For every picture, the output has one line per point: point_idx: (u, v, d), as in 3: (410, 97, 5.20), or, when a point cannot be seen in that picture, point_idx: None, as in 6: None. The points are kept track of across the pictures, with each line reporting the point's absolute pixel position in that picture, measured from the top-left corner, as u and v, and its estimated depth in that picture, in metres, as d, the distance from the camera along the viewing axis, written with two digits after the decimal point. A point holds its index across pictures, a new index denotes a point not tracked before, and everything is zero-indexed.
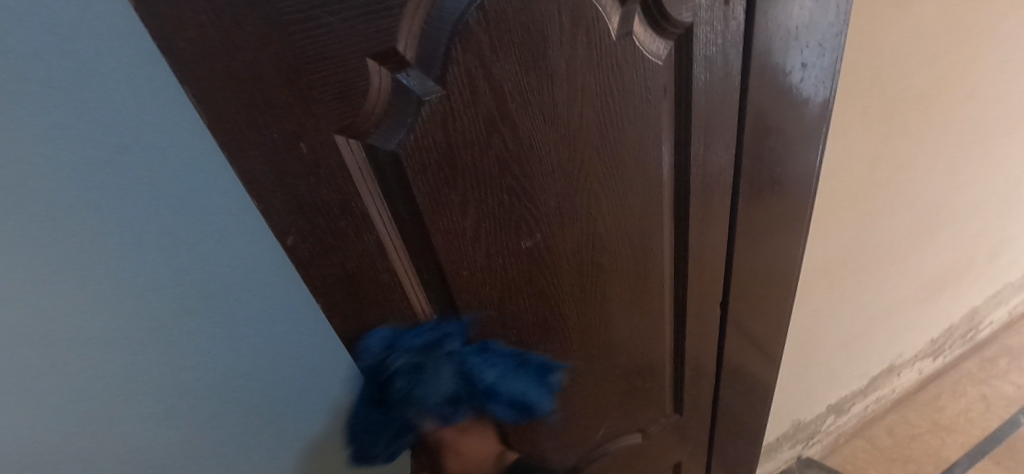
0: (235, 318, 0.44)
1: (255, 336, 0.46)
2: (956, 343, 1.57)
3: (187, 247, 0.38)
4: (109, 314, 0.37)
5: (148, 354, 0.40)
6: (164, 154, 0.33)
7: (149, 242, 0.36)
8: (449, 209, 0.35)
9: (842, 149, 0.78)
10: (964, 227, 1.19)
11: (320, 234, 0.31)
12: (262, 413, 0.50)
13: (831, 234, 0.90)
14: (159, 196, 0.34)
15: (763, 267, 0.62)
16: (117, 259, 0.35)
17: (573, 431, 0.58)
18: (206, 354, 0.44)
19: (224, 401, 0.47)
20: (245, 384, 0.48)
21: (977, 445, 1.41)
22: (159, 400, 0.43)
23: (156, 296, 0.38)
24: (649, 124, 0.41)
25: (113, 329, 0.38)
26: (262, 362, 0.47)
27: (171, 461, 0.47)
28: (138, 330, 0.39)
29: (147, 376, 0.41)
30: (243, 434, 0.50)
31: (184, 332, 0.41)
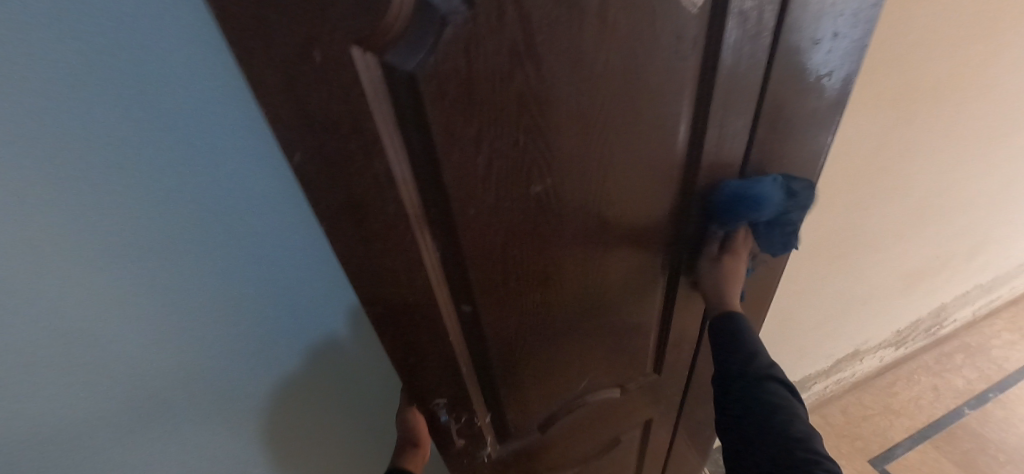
0: (232, 239, 0.43)
1: (251, 257, 0.45)
2: (919, 336, 1.63)
3: (187, 160, 0.37)
4: (102, 215, 0.37)
5: (143, 259, 0.41)
6: (167, 55, 0.31)
7: (147, 147, 0.35)
8: (464, 143, 0.33)
9: (851, 132, 0.76)
10: (949, 224, 1.20)
11: (328, 153, 0.30)
12: (258, 334, 0.51)
13: (824, 218, 0.90)
14: (158, 101, 0.33)
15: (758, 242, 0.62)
16: (114, 160, 0.35)
17: (558, 381, 0.59)
18: (203, 268, 0.44)
19: (220, 316, 0.48)
20: (242, 303, 0.48)
21: (920, 430, 1.51)
22: (156, 302, 0.44)
23: (154, 204, 0.38)
24: (673, 79, 0.39)
25: (107, 230, 0.38)
26: (257, 283, 0.47)
27: (168, 361, 0.49)
28: (133, 234, 0.39)
29: (143, 280, 0.42)
30: (239, 351, 0.52)
31: (180, 244, 0.41)
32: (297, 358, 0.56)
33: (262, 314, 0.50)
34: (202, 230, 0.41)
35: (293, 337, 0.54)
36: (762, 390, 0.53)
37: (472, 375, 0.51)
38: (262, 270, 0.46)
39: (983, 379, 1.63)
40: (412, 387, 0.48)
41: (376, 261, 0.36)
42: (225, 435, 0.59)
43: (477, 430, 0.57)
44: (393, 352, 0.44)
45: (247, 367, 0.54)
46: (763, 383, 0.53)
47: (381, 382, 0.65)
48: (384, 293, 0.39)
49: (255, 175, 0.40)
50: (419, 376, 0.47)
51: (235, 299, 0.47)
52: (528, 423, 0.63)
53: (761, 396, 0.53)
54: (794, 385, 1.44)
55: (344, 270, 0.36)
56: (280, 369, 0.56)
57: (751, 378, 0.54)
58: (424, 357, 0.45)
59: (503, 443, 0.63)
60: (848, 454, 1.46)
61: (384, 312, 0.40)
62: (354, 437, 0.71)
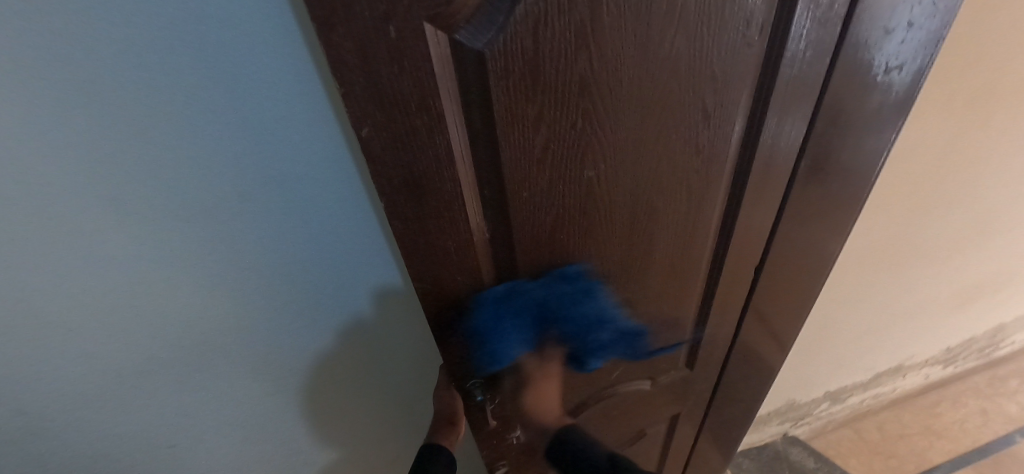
0: (286, 211, 0.44)
1: (302, 230, 0.46)
2: (971, 356, 1.55)
3: (251, 132, 0.38)
4: (176, 182, 0.39)
5: (208, 227, 0.43)
6: (243, 28, 0.33)
7: (217, 118, 0.36)
8: (523, 124, 0.33)
9: (916, 134, 0.72)
10: (1012, 239, 1.14)
11: (394, 130, 0.30)
12: (304, 305, 0.53)
13: (877, 224, 0.86)
14: (229, 72, 0.34)
15: (805, 242, 0.60)
16: (185, 128, 0.36)
17: (589, 369, 0.60)
18: (257, 238, 0.45)
19: (270, 285, 0.50)
20: (291, 275, 0.49)
21: (962, 454, 1.44)
22: (217, 270, 0.46)
23: (218, 173, 0.39)
24: (736, 67, 0.38)
25: (178, 197, 0.40)
26: (307, 257, 0.49)
27: (224, 324, 0.51)
28: (202, 204, 0.41)
29: (207, 247, 0.44)
30: (286, 320, 0.54)
31: (237, 213, 0.43)
32: (339, 332, 0.58)
33: (309, 286, 0.51)
34: (259, 201, 0.42)
35: (341, 312, 0.56)
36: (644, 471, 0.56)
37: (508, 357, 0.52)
38: (311, 243, 0.48)
39: None
40: (453, 365, 0.49)
41: (429, 238, 0.37)
42: (267, 398, 0.62)
43: (508, 412, 0.58)
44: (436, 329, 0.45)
45: (292, 335, 0.56)
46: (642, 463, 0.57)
47: (415, 359, 0.66)
48: (434, 271, 0.40)
49: (313, 149, 0.41)
50: (460, 356, 0.48)
51: (284, 270, 0.49)
52: (557, 408, 0.63)
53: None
54: (828, 396, 1.39)
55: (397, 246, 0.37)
56: (322, 341, 0.58)
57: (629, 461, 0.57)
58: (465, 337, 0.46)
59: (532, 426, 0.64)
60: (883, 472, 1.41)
61: (432, 289, 0.41)
62: (385, 411, 0.73)
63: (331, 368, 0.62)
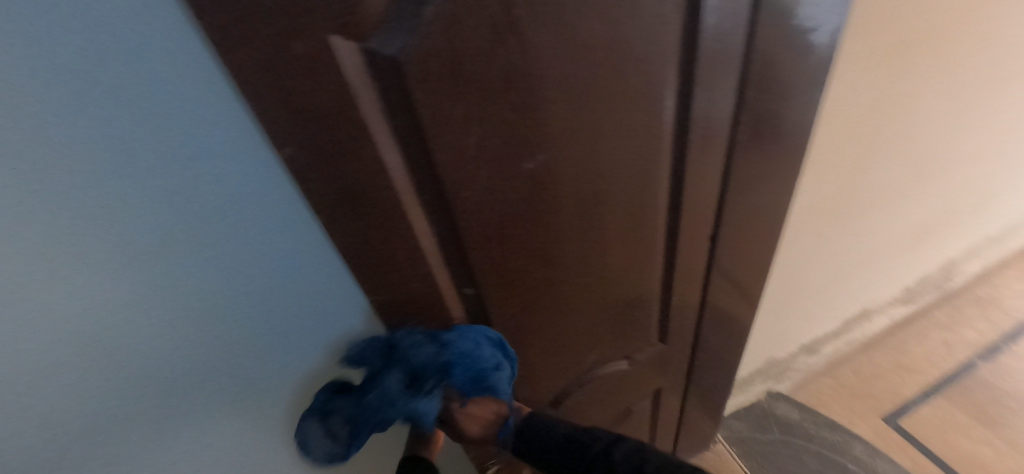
0: (227, 268, 0.38)
1: (250, 288, 0.41)
2: (929, 292, 1.64)
3: (165, 184, 0.32)
4: (117, 276, 0.34)
5: (164, 319, 0.38)
6: (139, 66, 0.27)
7: (151, 190, 0.32)
8: (453, 125, 0.33)
9: (846, 90, 0.76)
10: (950, 178, 1.21)
11: (319, 147, 0.30)
12: (268, 373, 0.47)
13: (824, 179, 0.90)
14: (126, 119, 0.29)
15: (754, 206, 0.62)
16: (124, 212, 0.32)
17: (563, 358, 0.60)
18: (196, 308, 0.39)
19: (223, 361, 0.43)
20: (247, 342, 0.43)
21: (931, 384, 1.53)
22: (180, 367, 0.41)
23: (136, 242, 0.33)
24: (659, 45, 0.39)
25: (123, 292, 0.35)
26: (263, 316, 0.43)
27: (197, 428, 0.45)
28: (154, 293, 0.36)
29: (168, 343, 0.39)
30: (248, 398, 0.47)
31: (170, 282, 0.36)
32: None
33: (271, 349, 0.45)
34: (193, 264, 0.36)
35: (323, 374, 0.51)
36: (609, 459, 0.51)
37: None
38: (263, 300, 0.42)
39: (993, 331, 1.64)
40: None
41: (376, 250, 0.37)
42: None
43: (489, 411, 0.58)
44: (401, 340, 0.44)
45: (259, 413, 0.48)
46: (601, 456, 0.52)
47: None
48: (387, 282, 0.39)
49: (247, 191, 0.36)
50: None
51: (240, 338, 0.43)
52: (537, 399, 0.64)
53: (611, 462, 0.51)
54: (804, 348, 1.44)
55: (345, 262, 0.37)
56: None
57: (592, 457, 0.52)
58: None
59: None
60: (863, 413, 1.49)
61: (388, 300, 0.41)
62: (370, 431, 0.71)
63: None
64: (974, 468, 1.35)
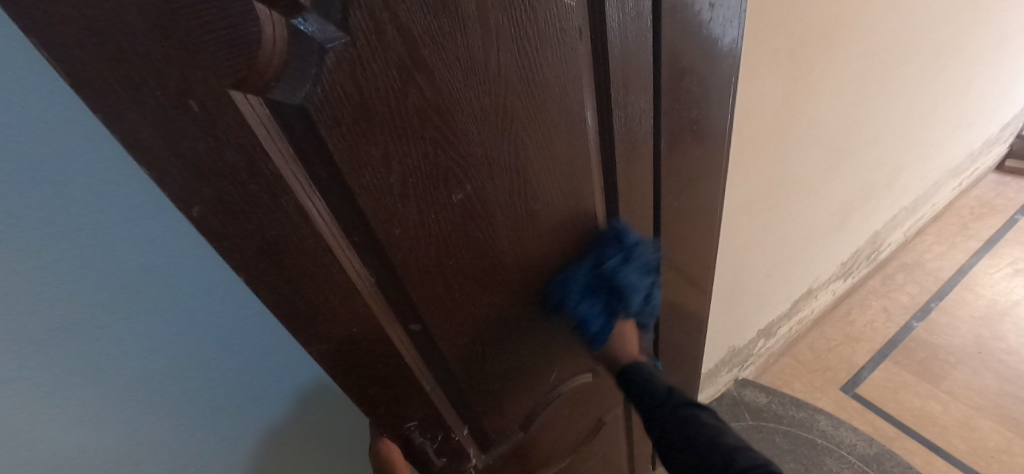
0: (150, 318, 0.45)
1: (173, 333, 0.47)
2: (862, 264, 1.77)
3: (88, 252, 0.39)
4: (76, 300, 0.40)
5: (119, 335, 0.44)
6: (53, 163, 0.34)
7: (99, 226, 0.38)
8: (372, 165, 0.33)
9: (756, 90, 0.83)
10: (862, 159, 1.33)
11: (230, 203, 0.29)
12: (206, 405, 0.53)
13: (752, 173, 0.97)
14: (49, 204, 0.35)
15: (688, 206, 0.66)
16: (78, 245, 0.38)
17: (524, 379, 0.60)
18: (121, 358, 0.45)
19: (157, 400, 0.49)
20: (176, 381, 0.49)
21: (878, 350, 1.64)
22: (138, 376, 0.47)
23: (65, 308, 0.40)
24: (569, 69, 0.41)
25: (80, 314, 0.41)
26: (188, 356, 0.49)
27: (158, 430, 0.51)
28: (109, 314, 0.42)
29: (124, 357, 0.45)
30: (191, 427, 0.53)
31: (94, 341, 0.43)
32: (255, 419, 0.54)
33: (203, 385, 0.51)
34: (117, 320, 0.43)
35: (274, 381, 0.56)
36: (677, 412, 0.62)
37: (438, 391, 0.51)
38: (186, 344, 0.48)
39: (923, 292, 1.79)
40: (381, 418, 0.47)
41: (309, 299, 0.36)
42: None
43: (458, 445, 0.57)
44: (350, 387, 0.43)
45: (204, 440, 0.55)
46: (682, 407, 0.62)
47: None
48: (325, 331, 0.38)
49: (159, 251, 0.42)
50: (387, 404, 0.46)
51: (168, 379, 0.49)
52: (507, 425, 0.62)
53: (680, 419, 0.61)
54: (761, 333, 1.51)
55: (277, 316, 0.36)
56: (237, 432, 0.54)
57: (669, 411, 0.62)
58: (384, 385, 0.45)
59: (487, 451, 0.63)
60: (823, 386, 1.57)
61: (331, 351, 0.39)
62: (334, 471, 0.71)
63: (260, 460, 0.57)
64: (925, 422, 1.45)
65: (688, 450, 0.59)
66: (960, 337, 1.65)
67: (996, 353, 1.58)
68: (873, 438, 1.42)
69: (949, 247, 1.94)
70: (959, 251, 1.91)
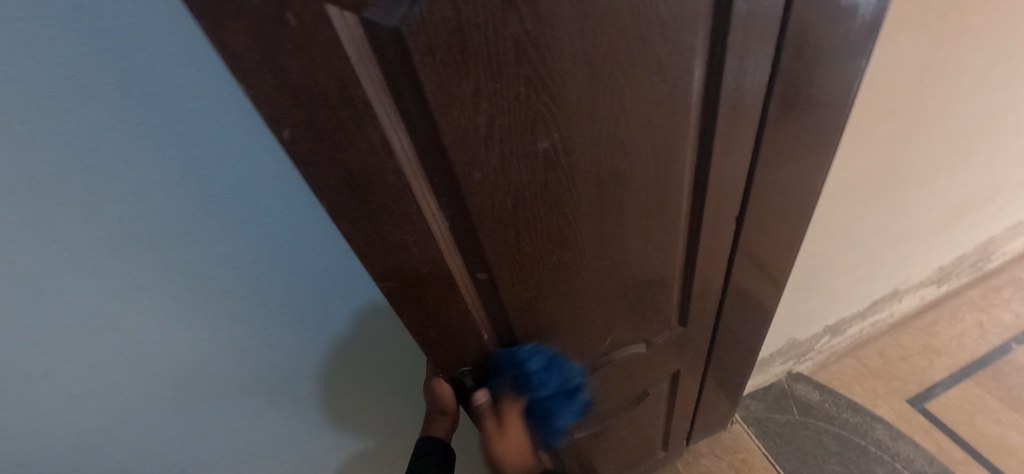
0: (231, 230, 0.48)
1: (250, 247, 0.50)
2: (964, 271, 1.56)
3: (180, 165, 0.41)
4: (174, 206, 0.44)
5: (210, 241, 0.48)
6: (148, 71, 0.35)
7: (194, 139, 0.40)
8: (461, 102, 0.31)
9: (890, 56, 0.70)
10: (997, 151, 1.13)
11: (319, 127, 0.28)
12: (277, 315, 0.58)
13: (859, 154, 0.85)
14: (146, 113, 0.37)
15: (783, 184, 0.59)
16: (176, 155, 0.41)
17: (577, 342, 0.59)
18: (207, 262, 0.49)
19: (235, 304, 0.54)
20: (252, 290, 0.54)
21: (961, 367, 1.48)
22: (221, 279, 0.51)
23: (162, 213, 0.44)
24: (687, 7, 0.35)
25: (178, 219, 0.45)
26: (263, 270, 0.53)
27: (238, 327, 0.57)
28: (202, 222, 0.46)
29: (212, 261, 0.49)
30: (264, 331, 0.59)
31: (189, 243, 0.47)
32: (321, 323, 0.61)
33: (274, 297, 0.56)
34: (206, 230, 0.47)
35: (339, 304, 0.60)
36: None
37: (494, 342, 0.51)
38: (261, 258, 0.51)
39: None
40: (438, 359, 0.48)
41: (385, 237, 0.35)
42: (264, 392, 0.66)
43: None
44: (413, 325, 0.43)
45: (273, 344, 0.61)
46: None
47: None
48: (396, 268, 0.38)
49: (245, 170, 0.44)
50: (444, 346, 0.47)
51: (245, 287, 0.53)
52: None
53: None
54: (827, 329, 1.40)
55: (354, 249, 0.36)
56: (306, 331, 0.61)
57: None
58: (445, 329, 0.45)
59: None
60: (887, 395, 1.45)
61: (401, 289, 0.40)
62: (383, 391, 0.76)
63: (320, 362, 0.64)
64: (1002, 453, 1.32)
65: None
66: None
67: None
68: (935, 457, 1.32)
69: None
70: None
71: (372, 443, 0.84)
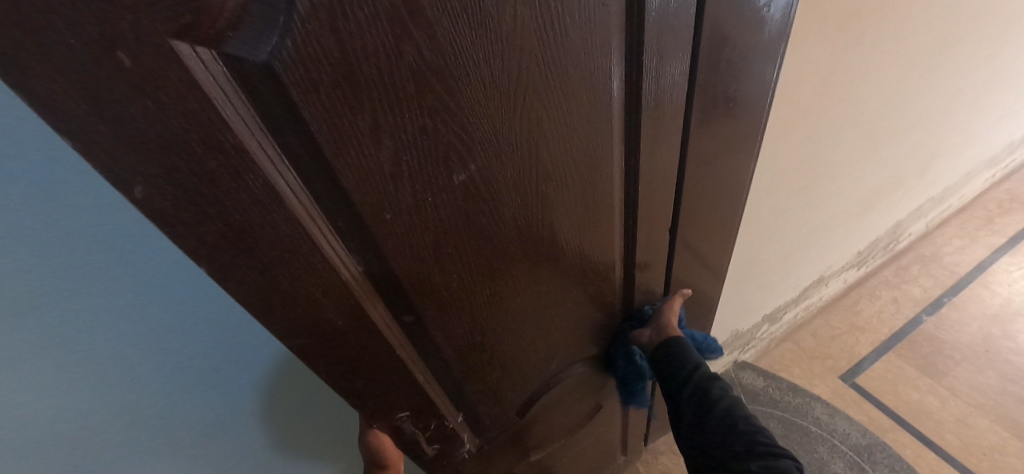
0: (100, 281, 0.44)
1: (127, 297, 0.46)
2: (878, 253, 1.71)
3: (13, 216, 0.37)
4: (67, 267, 0.41)
5: (110, 300, 0.45)
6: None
7: (90, 188, 0.39)
8: (358, 139, 0.28)
9: (798, 63, 0.74)
10: (898, 143, 1.24)
11: (183, 179, 0.24)
12: (175, 367, 0.53)
13: (779, 153, 0.90)
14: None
15: (711, 190, 0.60)
16: (70, 205, 0.39)
17: (523, 368, 0.57)
18: (73, 322, 0.45)
19: (117, 364, 0.49)
20: (142, 345, 0.50)
21: (882, 342, 1.62)
22: (129, 337, 0.48)
23: (19, 274, 0.40)
24: (595, 29, 0.34)
25: (68, 281, 0.42)
26: (149, 321, 0.48)
27: (152, 386, 0.53)
28: (102, 282, 0.44)
29: (114, 320, 0.47)
30: (161, 387, 0.54)
31: (89, 305, 0.44)
32: (252, 369, 0.59)
33: (191, 351, 0.53)
34: (105, 289, 0.44)
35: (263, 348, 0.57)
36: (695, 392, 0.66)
37: (432, 382, 0.48)
38: (144, 308, 0.47)
39: (937, 286, 1.74)
40: (368, 409, 0.44)
41: (285, 292, 0.32)
42: (191, 452, 0.62)
43: (451, 432, 0.54)
44: (333, 379, 0.39)
45: (195, 399, 0.57)
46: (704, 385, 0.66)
47: None
48: (304, 322, 0.34)
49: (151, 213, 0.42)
50: (375, 395, 0.43)
51: (138, 343, 0.49)
52: (503, 414, 0.61)
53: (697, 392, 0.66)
54: (766, 318, 1.48)
55: (249, 309, 0.32)
56: (233, 380, 0.58)
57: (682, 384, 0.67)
58: (373, 378, 0.42)
59: (482, 436, 0.62)
60: (822, 373, 1.55)
61: (312, 344, 0.36)
62: (326, 424, 0.72)
63: (253, 404, 0.62)
64: (922, 417, 1.45)
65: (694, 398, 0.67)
66: (968, 334, 1.62)
67: (1003, 353, 1.56)
68: (867, 429, 1.43)
69: (969, 241, 1.86)
70: (980, 246, 1.84)
71: None
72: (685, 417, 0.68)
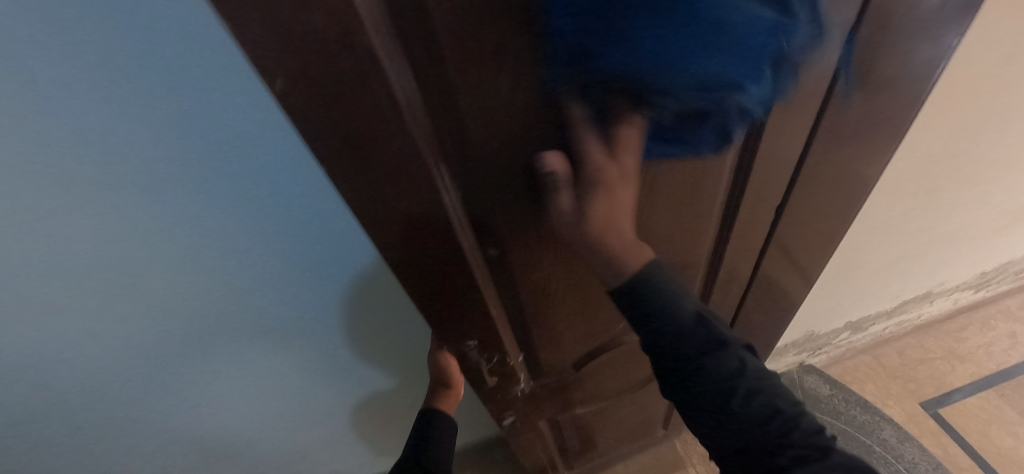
0: (215, 178, 0.47)
1: (233, 196, 0.49)
2: (1007, 279, 1.46)
3: (150, 102, 0.40)
4: (188, 158, 0.45)
5: (221, 196, 0.49)
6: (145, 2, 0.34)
7: (215, 89, 0.40)
8: (482, 58, 0.28)
9: (981, 36, 0.61)
10: None
11: (318, 77, 0.24)
12: (272, 264, 0.59)
13: (921, 145, 0.77)
14: (143, 52, 0.36)
15: (834, 182, 0.52)
16: (194, 101, 0.40)
17: (591, 322, 0.57)
18: (191, 209, 0.49)
19: (227, 253, 0.55)
20: (246, 239, 0.54)
21: (984, 377, 1.43)
22: (235, 231, 0.53)
23: (152, 158, 0.44)
24: None
25: (186, 171, 0.46)
26: (253, 222, 0.52)
27: (251, 275, 0.59)
28: (216, 178, 0.47)
29: (222, 214, 0.51)
30: (259, 279, 0.60)
31: (205, 197, 0.48)
32: (336, 279, 0.64)
33: (286, 253, 0.58)
34: (217, 184, 0.48)
35: (348, 264, 0.62)
36: (709, 383, 0.51)
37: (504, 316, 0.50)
38: (251, 208, 0.51)
39: None
40: (443, 331, 0.46)
41: (390, 205, 0.33)
42: (283, 336, 0.71)
43: (510, 369, 0.56)
44: (418, 296, 0.41)
45: (285, 293, 0.64)
46: (717, 367, 0.51)
47: None
48: (403, 237, 0.35)
49: (265, 120, 0.43)
50: (451, 318, 0.45)
51: (243, 236, 0.54)
52: (560, 362, 0.62)
53: (710, 384, 0.51)
54: (849, 325, 1.35)
55: (357, 216, 0.33)
56: (320, 283, 0.64)
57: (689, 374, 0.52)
58: (452, 303, 0.43)
59: (537, 378, 0.64)
60: (900, 395, 1.41)
61: (406, 259, 0.37)
62: (395, 336, 0.79)
63: (334, 306, 0.69)
64: (1013, 467, 1.29)
65: (707, 395, 0.52)
66: None
67: None
68: (940, 463, 1.30)
69: None
70: None
71: (390, 386, 0.92)
72: (698, 417, 0.55)
